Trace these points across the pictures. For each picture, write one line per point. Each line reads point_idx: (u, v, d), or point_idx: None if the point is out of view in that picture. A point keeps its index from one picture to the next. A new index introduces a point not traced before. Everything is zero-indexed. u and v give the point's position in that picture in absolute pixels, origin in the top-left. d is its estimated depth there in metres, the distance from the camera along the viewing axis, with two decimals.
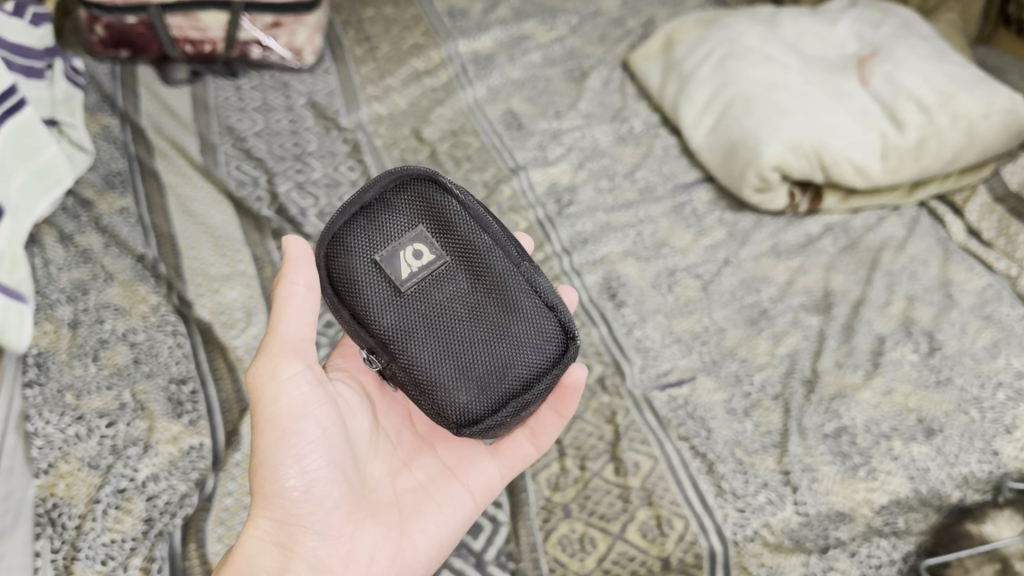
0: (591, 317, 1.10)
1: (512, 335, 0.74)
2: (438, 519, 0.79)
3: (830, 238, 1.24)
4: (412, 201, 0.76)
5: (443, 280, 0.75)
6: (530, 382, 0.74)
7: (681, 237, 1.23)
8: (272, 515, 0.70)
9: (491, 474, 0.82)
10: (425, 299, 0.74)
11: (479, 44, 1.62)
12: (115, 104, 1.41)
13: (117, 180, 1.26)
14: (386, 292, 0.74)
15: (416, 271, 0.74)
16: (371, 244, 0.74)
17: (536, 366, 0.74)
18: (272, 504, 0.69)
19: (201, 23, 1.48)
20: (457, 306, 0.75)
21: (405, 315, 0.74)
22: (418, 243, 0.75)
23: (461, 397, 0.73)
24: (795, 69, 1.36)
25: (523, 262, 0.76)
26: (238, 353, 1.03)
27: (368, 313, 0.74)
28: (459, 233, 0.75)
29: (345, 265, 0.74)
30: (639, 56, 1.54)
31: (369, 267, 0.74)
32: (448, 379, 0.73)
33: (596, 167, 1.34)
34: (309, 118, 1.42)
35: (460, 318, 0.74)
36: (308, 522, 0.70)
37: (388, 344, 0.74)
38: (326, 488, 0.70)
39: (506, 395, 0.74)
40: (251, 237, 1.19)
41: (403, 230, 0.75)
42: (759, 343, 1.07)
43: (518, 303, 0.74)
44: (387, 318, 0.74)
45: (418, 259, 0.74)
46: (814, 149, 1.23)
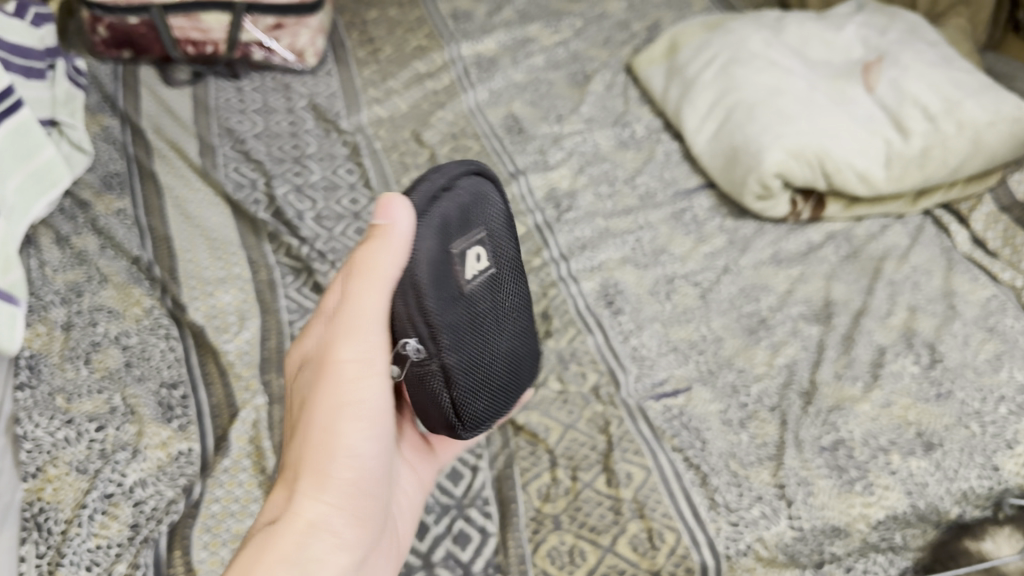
0: (587, 324, 1.08)
1: (518, 351, 0.73)
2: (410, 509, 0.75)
3: (832, 247, 1.22)
4: (477, 193, 0.63)
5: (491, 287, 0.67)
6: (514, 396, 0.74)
7: (681, 244, 1.22)
8: (331, 502, 0.59)
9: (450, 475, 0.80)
10: (475, 305, 0.65)
11: (482, 47, 1.62)
12: (116, 105, 1.41)
13: (115, 181, 1.26)
14: (449, 292, 0.62)
15: (477, 274, 0.64)
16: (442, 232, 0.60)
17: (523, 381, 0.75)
18: (336, 489, 0.59)
19: (202, 25, 1.48)
20: (496, 316, 0.69)
21: (457, 317, 0.63)
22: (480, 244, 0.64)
23: (475, 408, 0.67)
24: (799, 74, 1.35)
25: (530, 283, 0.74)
26: (230, 357, 1.02)
27: (427, 307, 0.60)
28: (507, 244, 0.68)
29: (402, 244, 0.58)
30: (643, 60, 1.52)
31: (436, 256, 0.60)
32: (474, 390, 0.67)
33: (597, 172, 1.33)
34: (309, 120, 1.42)
35: (496, 329, 0.69)
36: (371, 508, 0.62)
37: (437, 348, 0.62)
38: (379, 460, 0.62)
39: (501, 408, 0.71)
40: (248, 240, 1.18)
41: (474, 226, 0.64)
42: (757, 352, 1.06)
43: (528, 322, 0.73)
44: (443, 319, 0.61)
45: (479, 262, 0.64)
46: (817, 155, 1.21)
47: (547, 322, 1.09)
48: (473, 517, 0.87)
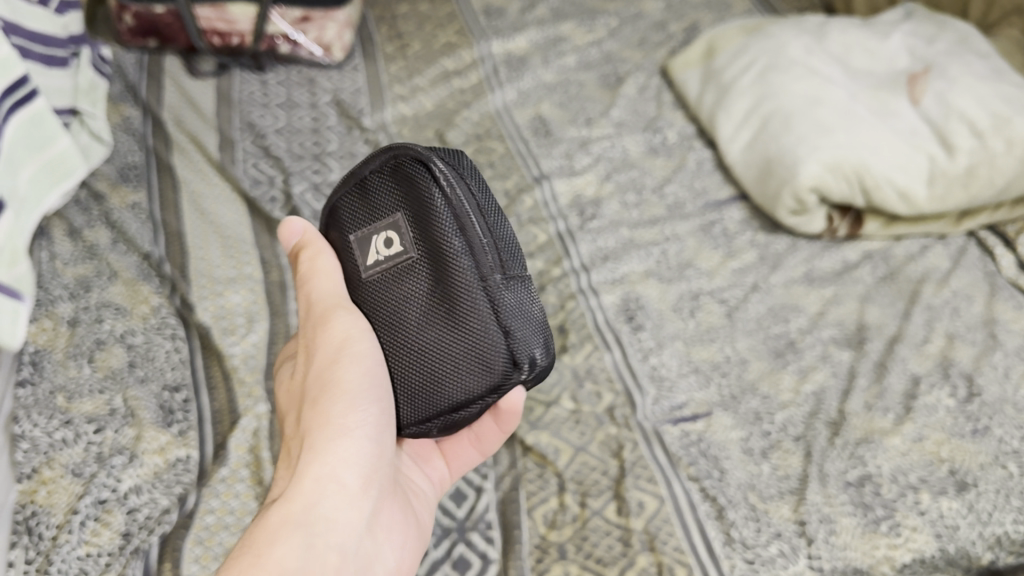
0: (605, 340, 1.04)
1: (453, 358, 0.65)
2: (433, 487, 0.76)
3: (868, 267, 1.16)
4: (399, 183, 0.67)
5: (402, 277, 0.67)
6: (458, 406, 0.66)
7: (708, 258, 1.16)
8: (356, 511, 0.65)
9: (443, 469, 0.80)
10: (384, 295, 0.68)
11: (513, 45, 1.57)
12: (138, 95, 1.39)
13: (132, 174, 1.24)
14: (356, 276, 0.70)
15: (381, 260, 0.68)
16: (355, 221, 0.70)
17: (466, 390, 0.65)
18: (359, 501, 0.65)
19: (229, 16, 1.45)
20: (409, 305, 0.67)
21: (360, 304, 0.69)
22: (392, 230, 0.67)
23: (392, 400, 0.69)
24: (839, 84, 1.29)
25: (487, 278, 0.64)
26: (235, 362, 0.99)
27: None
28: (434, 228, 0.65)
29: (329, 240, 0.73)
30: (679, 63, 1.47)
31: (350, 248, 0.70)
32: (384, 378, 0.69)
33: (624, 179, 1.29)
34: (332, 116, 1.39)
35: (410, 321, 0.67)
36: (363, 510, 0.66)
37: None
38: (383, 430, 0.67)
39: (433, 412, 0.67)
40: (261, 239, 1.15)
41: (386, 213, 0.68)
42: (784, 377, 1.01)
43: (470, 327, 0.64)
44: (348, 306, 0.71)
45: (388, 248, 0.68)
46: (855, 170, 1.15)
47: (563, 336, 1.04)
48: (474, 542, 0.83)
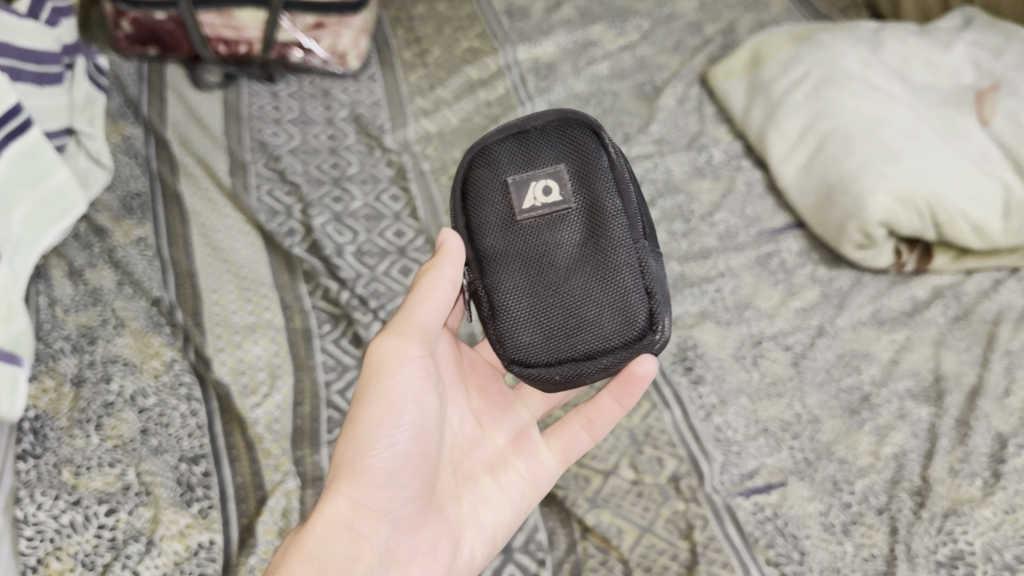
0: (663, 397, 0.95)
1: (617, 286, 0.71)
2: (489, 516, 0.75)
3: (939, 305, 1.07)
4: (559, 142, 0.73)
5: (558, 224, 0.72)
6: (592, 354, 0.72)
7: (767, 297, 1.07)
8: (351, 499, 0.66)
9: (550, 464, 0.79)
10: (542, 249, 0.71)
11: (540, 51, 1.47)
12: (139, 110, 1.29)
13: (136, 205, 1.14)
14: (501, 215, 0.72)
15: (537, 206, 0.72)
16: (511, 163, 0.73)
17: (605, 339, 0.71)
18: (357, 484, 0.66)
19: (236, 22, 1.35)
20: (568, 258, 0.71)
21: (509, 242, 0.72)
22: (553, 178, 0.72)
23: (523, 336, 0.72)
24: (902, 101, 1.19)
25: (639, 242, 0.72)
26: (258, 430, 0.89)
27: (478, 229, 0.72)
28: (597, 189, 0.72)
29: (482, 176, 0.73)
30: (720, 72, 1.37)
31: (499, 185, 0.72)
32: (521, 316, 0.71)
33: (669, 205, 1.19)
34: (350, 134, 1.29)
35: (574, 272, 0.71)
36: (380, 514, 0.67)
37: (483, 262, 0.72)
38: (411, 478, 0.68)
39: (567, 351, 0.71)
40: (281, 278, 1.06)
41: (546, 163, 0.72)
42: (860, 439, 0.92)
43: (615, 278, 0.71)
44: (492, 239, 0.72)
45: (546, 195, 0.72)
46: (927, 202, 1.06)
47: None
48: None
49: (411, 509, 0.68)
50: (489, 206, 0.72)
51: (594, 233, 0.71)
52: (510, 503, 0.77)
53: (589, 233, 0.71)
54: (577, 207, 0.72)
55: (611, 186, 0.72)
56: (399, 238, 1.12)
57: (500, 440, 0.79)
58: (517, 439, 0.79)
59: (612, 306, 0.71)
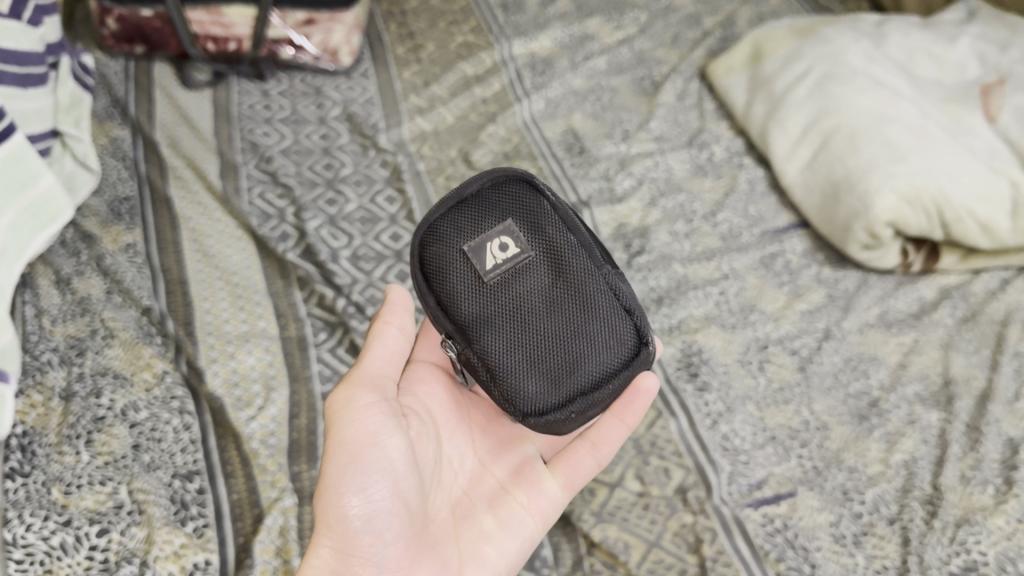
0: (668, 405, 0.93)
1: (599, 312, 0.71)
2: (493, 550, 0.72)
3: (947, 306, 1.05)
4: (501, 200, 0.72)
5: (525, 272, 0.71)
6: (599, 380, 0.71)
7: (773, 299, 1.05)
8: (332, 544, 0.65)
9: (557, 493, 0.76)
10: (515, 296, 0.70)
11: (536, 46, 1.44)
12: (126, 110, 1.25)
13: (125, 210, 1.11)
14: (468, 280, 0.70)
15: (501, 263, 0.70)
16: (460, 233, 0.70)
17: (604, 365, 0.71)
18: (334, 532, 0.64)
19: (224, 19, 1.31)
20: (540, 297, 0.71)
21: (487, 302, 0.70)
22: (507, 235, 0.71)
23: (529, 386, 0.70)
24: (907, 97, 1.17)
25: (605, 266, 0.74)
26: (254, 445, 0.87)
27: (453, 301, 0.70)
28: (548, 233, 0.72)
29: (436, 254, 0.71)
30: (720, 66, 1.35)
31: (459, 256, 0.70)
32: (520, 368, 0.70)
33: (671, 205, 1.17)
34: (344, 133, 1.26)
35: (549, 311, 0.71)
36: (368, 553, 0.65)
37: (467, 330, 0.70)
38: (389, 519, 0.65)
39: (574, 389, 0.70)
40: (275, 285, 1.03)
41: (492, 222, 0.71)
42: (870, 446, 0.90)
43: (598, 303, 0.71)
44: (468, 304, 0.70)
45: (504, 251, 0.70)
46: (934, 201, 1.04)
47: None
48: None
49: (396, 552, 0.66)
50: (455, 275, 0.70)
51: (563, 272, 0.71)
52: (514, 534, 0.73)
53: (558, 274, 0.71)
54: (536, 252, 0.71)
55: (558, 227, 0.72)
56: (395, 241, 1.10)
57: (502, 474, 0.77)
58: (519, 470, 0.77)
59: (597, 334, 0.71)
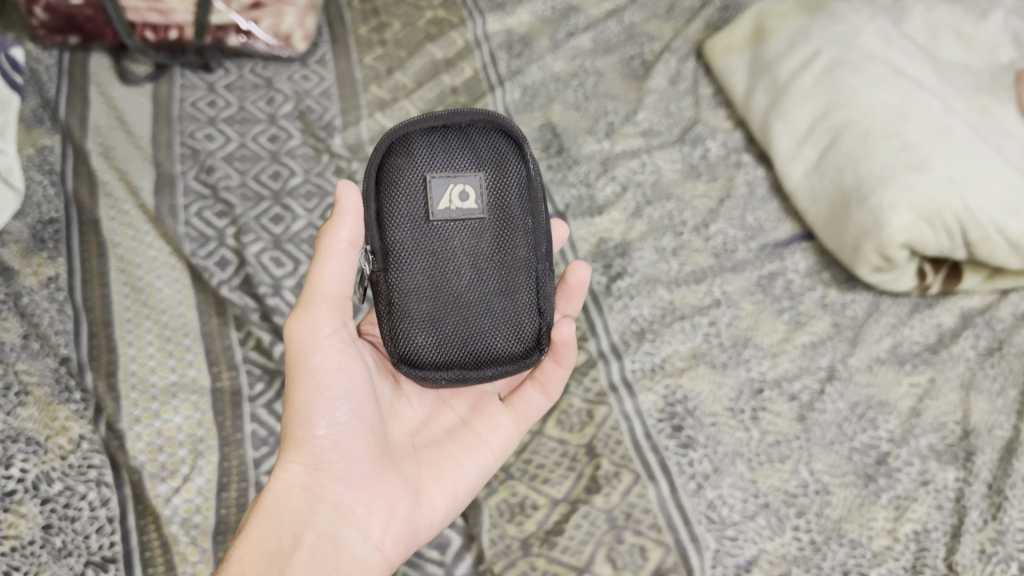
0: (648, 467, 0.81)
1: (514, 301, 0.65)
2: (456, 476, 0.68)
3: (969, 336, 0.92)
4: (486, 147, 0.64)
5: (469, 231, 0.64)
6: (486, 366, 0.66)
7: (770, 330, 0.93)
8: (299, 461, 0.62)
9: (511, 429, 0.71)
10: (445, 243, 0.63)
11: (514, 21, 1.30)
12: (56, 112, 1.13)
13: (48, 234, 0.99)
14: (412, 210, 0.63)
15: (452, 210, 0.63)
16: (429, 161, 0.63)
17: (497, 354, 0.66)
18: (300, 448, 0.62)
19: (162, 5, 1.18)
20: (468, 258, 0.64)
21: (419, 240, 0.63)
22: (471, 185, 0.63)
23: (417, 338, 0.64)
24: (929, 87, 1.02)
25: (545, 264, 0.67)
26: (175, 529, 0.77)
27: (386, 222, 0.63)
28: (512, 202, 0.64)
29: (396, 167, 0.63)
30: (718, 45, 1.20)
31: (415, 181, 0.63)
32: (416, 315, 0.64)
33: (658, 215, 1.04)
34: (295, 134, 1.14)
35: (468, 273, 0.64)
36: (334, 470, 0.62)
37: (387, 255, 0.63)
38: (355, 438, 0.62)
39: (457, 360, 0.65)
40: (210, 325, 0.92)
41: (465, 166, 0.63)
42: (877, 515, 0.79)
43: (516, 293, 0.65)
44: (400, 233, 0.63)
45: (461, 200, 0.63)
46: (957, 218, 0.91)
47: (593, 460, 0.82)
48: None
49: (365, 472, 0.63)
50: (402, 199, 0.63)
51: (502, 241, 0.64)
52: (477, 460, 0.69)
53: (499, 244, 0.64)
54: (488, 216, 0.64)
55: (522, 204, 0.65)
56: None
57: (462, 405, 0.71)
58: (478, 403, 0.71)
59: (503, 319, 0.65)
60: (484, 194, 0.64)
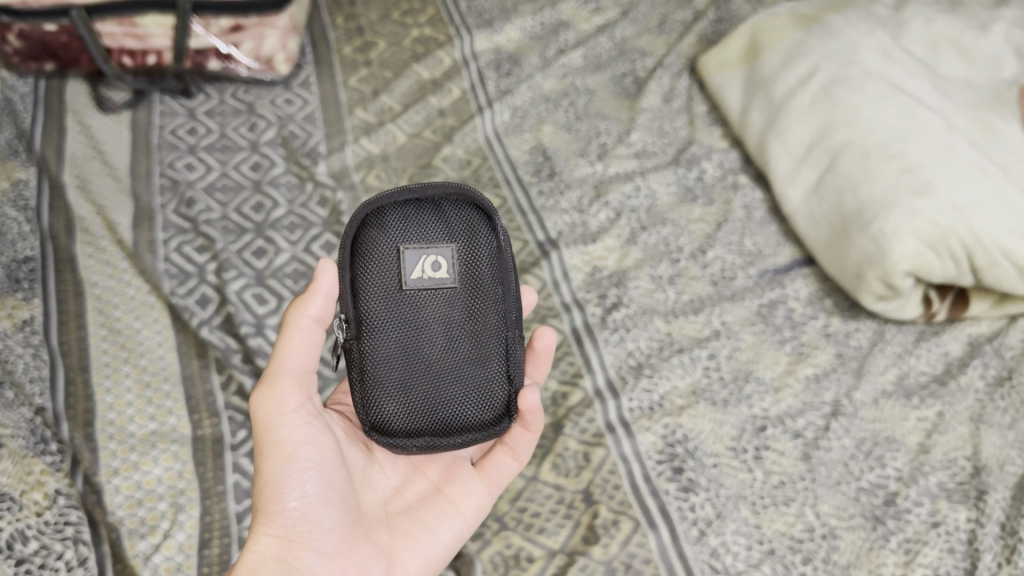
0: (648, 514, 0.78)
1: (486, 369, 0.63)
2: (429, 544, 0.66)
3: (976, 366, 0.89)
4: (459, 219, 0.63)
5: (442, 300, 0.62)
6: (458, 434, 0.63)
7: (771, 363, 0.90)
8: (270, 534, 0.60)
9: (484, 494, 0.69)
10: (417, 312, 0.62)
11: (502, 38, 1.26)
12: (31, 143, 1.09)
13: (23, 274, 0.94)
14: (384, 280, 0.61)
15: (425, 280, 0.61)
16: (402, 233, 0.62)
17: (469, 422, 0.63)
18: (271, 521, 0.60)
19: (139, 30, 1.14)
20: (440, 327, 0.62)
21: (391, 310, 0.61)
22: (443, 256, 0.62)
23: (388, 406, 0.62)
24: (930, 104, 0.99)
25: (518, 333, 0.65)
26: None
27: (358, 292, 0.61)
28: (483, 273, 0.63)
29: (369, 238, 0.61)
30: (712, 61, 1.17)
31: (387, 252, 0.61)
32: (388, 384, 0.62)
33: (654, 241, 1.01)
34: (278, 162, 1.10)
35: (440, 341, 0.62)
36: (305, 541, 0.60)
37: (359, 324, 0.62)
38: (326, 509, 0.60)
39: (429, 428, 0.63)
40: (191, 369, 0.89)
41: (437, 237, 0.62)
42: (886, 561, 0.76)
43: (488, 361, 0.63)
44: (372, 303, 0.61)
45: (433, 270, 0.62)
46: (963, 244, 0.87)
47: (590, 507, 0.79)
48: None
49: (337, 543, 0.61)
50: (376, 264, 0.61)
51: (475, 312, 0.63)
52: (450, 527, 0.67)
53: (471, 313, 0.63)
54: (460, 286, 0.62)
55: (493, 274, 0.63)
56: None
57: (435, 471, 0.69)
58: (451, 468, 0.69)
59: (475, 386, 0.63)
60: (457, 265, 0.62)
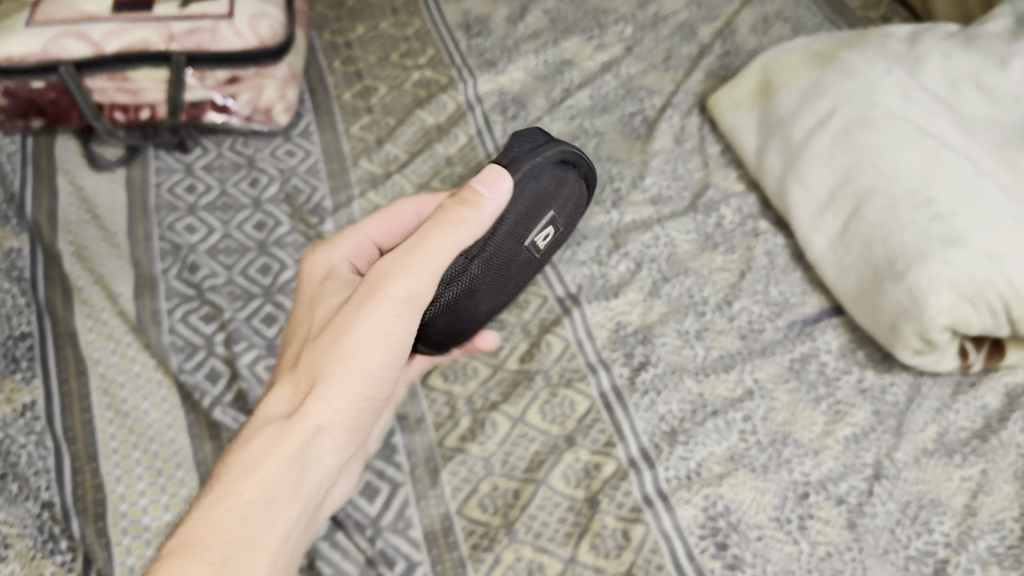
0: None
1: (505, 298, 0.67)
2: (356, 470, 0.71)
3: (1018, 418, 0.86)
4: (572, 195, 0.66)
5: (523, 259, 0.65)
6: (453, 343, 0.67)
7: (807, 424, 0.87)
8: (321, 419, 0.59)
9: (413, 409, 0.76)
10: (513, 256, 0.63)
11: (506, 79, 1.23)
12: (22, 207, 1.05)
13: (22, 354, 0.90)
14: (520, 227, 0.62)
15: (535, 237, 0.64)
16: (549, 195, 0.63)
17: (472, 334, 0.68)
18: (330, 404, 0.59)
19: (131, 85, 1.09)
20: (510, 272, 0.64)
21: (505, 250, 0.62)
22: (551, 227, 0.65)
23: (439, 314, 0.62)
24: (955, 146, 0.96)
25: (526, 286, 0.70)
26: None
27: (499, 227, 0.61)
28: (552, 240, 0.67)
29: (534, 185, 0.61)
30: (723, 99, 1.14)
31: (535, 205, 0.62)
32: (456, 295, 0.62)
33: (677, 293, 0.98)
34: (282, 219, 1.06)
35: (502, 278, 0.64)
36: (341, 434, 0.61)
37: (479, 251, 0.61)
38: (362, 414, 0.62)
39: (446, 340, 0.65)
40: (205, 451, 0.84)
41: (558, 208, 0.65)
42: None
43: (506, 292, 0.67)
44: (499, 242, 0.61)
45: (541, 235, 0.64)
46: (1000, 296, 0.85)
47: None
48: None
49: (369, 410, 0.63)
50: (539, 185, 0.62)
51: (523, 271, 0.66)
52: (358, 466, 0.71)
53: (526, 267, 0.66)
54: (536, 257, 0.66)
55: (551, 246, 0.68)
56: None
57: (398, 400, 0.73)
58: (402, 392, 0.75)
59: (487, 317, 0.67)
60: (552, 229, 0.65)
